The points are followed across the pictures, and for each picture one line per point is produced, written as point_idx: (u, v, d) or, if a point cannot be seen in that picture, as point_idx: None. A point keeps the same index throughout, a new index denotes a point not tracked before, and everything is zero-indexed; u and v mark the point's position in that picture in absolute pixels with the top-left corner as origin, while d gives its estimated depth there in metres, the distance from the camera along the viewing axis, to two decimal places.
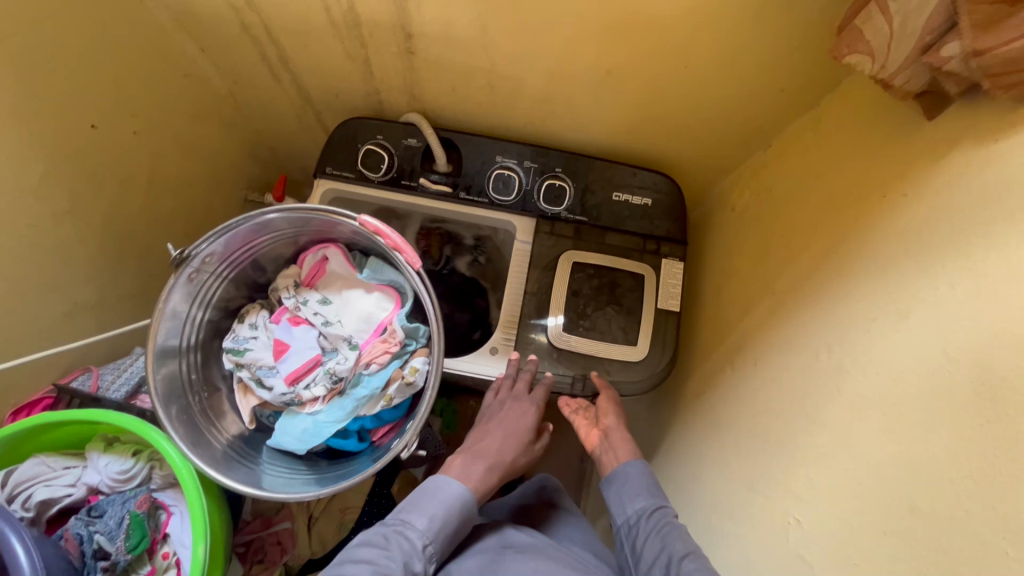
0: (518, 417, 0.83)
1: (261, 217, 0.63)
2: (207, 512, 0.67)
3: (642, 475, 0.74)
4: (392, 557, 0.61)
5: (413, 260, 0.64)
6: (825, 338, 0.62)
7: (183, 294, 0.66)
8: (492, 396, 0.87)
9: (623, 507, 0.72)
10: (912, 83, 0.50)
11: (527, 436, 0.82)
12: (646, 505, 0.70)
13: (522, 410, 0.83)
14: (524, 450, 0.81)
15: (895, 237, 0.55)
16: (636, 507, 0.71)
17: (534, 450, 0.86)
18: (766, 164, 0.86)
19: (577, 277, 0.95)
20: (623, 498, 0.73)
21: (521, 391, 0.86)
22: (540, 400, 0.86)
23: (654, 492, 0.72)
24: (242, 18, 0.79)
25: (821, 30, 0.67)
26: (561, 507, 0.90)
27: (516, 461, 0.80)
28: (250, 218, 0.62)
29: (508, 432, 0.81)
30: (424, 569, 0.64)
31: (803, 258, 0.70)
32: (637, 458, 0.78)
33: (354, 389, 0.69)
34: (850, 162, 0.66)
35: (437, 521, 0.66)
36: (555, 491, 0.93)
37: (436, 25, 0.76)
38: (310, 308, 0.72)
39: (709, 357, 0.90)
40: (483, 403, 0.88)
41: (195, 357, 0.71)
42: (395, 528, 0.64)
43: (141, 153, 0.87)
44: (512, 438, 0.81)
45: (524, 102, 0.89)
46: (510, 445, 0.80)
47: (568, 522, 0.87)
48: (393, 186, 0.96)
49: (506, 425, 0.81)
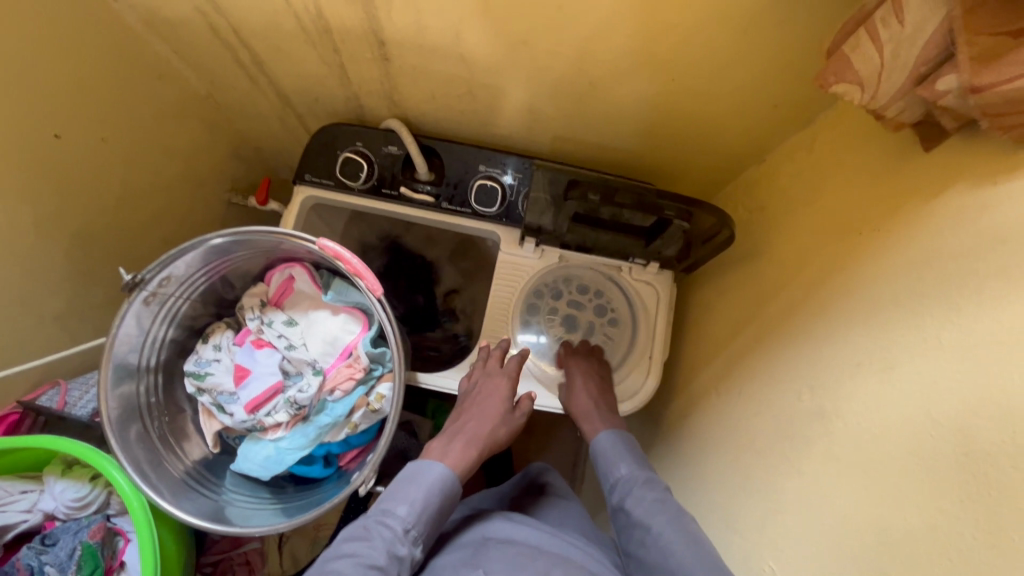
0: (491, 389, 0.78)
1: (211, 241, 0.60)
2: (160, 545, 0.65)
3: (615, 444, 0.79)
4: (374, 546, 0.60)
5: (375, 287, 0.61)
6: (807, 378, 0.59)
7: (140, 316, 0.64)
8: (464, 381, 0.82)
9: (605, 481, 0.77)
10: (906, 115, 0.45)
11: (505, 404, 0.78)
12: (623, 474, 0.75)
13: (495, 385, 0.79)
14: (502, 418, 0.77)
15: (881, 276, 0.52)
16: (613, 479, 0.75)
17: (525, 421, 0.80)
18: (760, 180, 0.82)
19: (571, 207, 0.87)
20: (606, 467, 0.78)
21: (494, 366, 0.81)
22: (513, 368, 0.81)
23: (630, 460, 0.76)
24: (210, 21, 0.76)
25: (815, 45, 0.62)
26: (552, 493, 0.85)
27: (495, 433, 0.76)
28: (199, 243, 0.59)
29: (482, 407, 0.77)
30: (410, 554, 0.62)
31: (792, 287, 0.67)
32: (612, 428, 0.82)
33: (318, 416, 0.67)
34: (843, 186, 0.62)
35: (417, 505, 0.65)
36: (540, 472, 0.90)
37: (409, 32, 0.72)
38: (275, 330, 0.70)
39: (697, 377, 0.87)
40: (458, 390, 0.83)
41: (155, 378, 0.69)
42: (375, 517, 0.64)
43: (112, 162, 0.84)
44: (488, 412, 0.76)
45: (508, 111, 0.85)
46: (485, 418, 0.76)
47: (555, 502, 0.83)
48: (374, 195, 0.93)
49: (478, 403, 0.77)
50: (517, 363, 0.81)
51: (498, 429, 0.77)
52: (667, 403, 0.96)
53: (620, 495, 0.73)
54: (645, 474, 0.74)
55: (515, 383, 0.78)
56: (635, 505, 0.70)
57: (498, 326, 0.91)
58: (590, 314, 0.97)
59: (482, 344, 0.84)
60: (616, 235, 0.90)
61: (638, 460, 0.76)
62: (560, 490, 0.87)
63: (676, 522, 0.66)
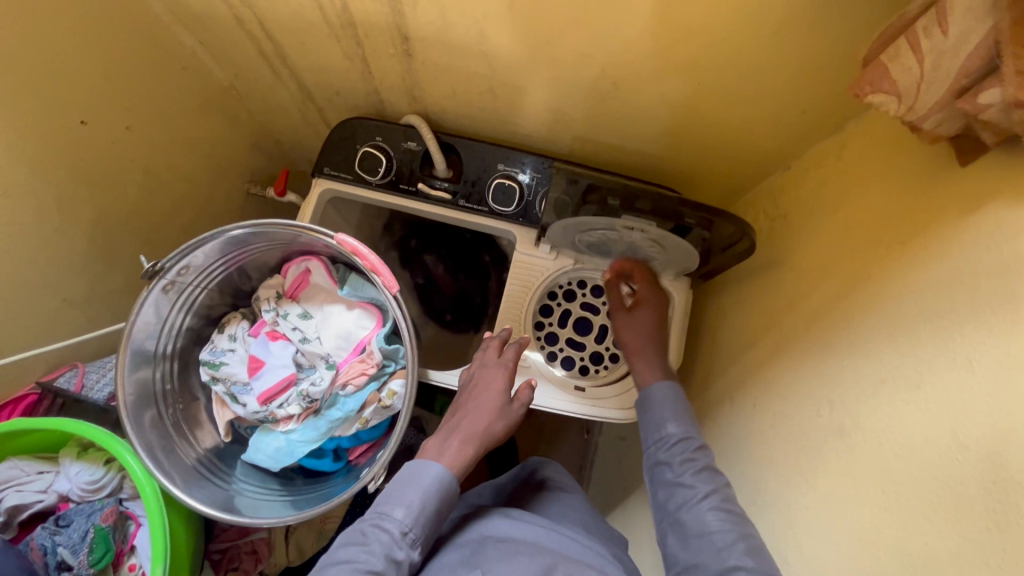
0: (487, 382, 0.76)
1: (227, 232, 0.60)
2: (169, 533, 0.66)
3: (670, 399, 0.74)
4: (371, 552, 0.60)
5: (390, 283, 0.61)
6: (826, 393, 0.58)
7: (157, 303, 0.64)
8: (465, 372, 0.80)
9: (651, 433, 0.73)
10: (943, 127, 0.44)
11: (501, 398, 0.75)
12: (672, 433, 0.70)
13: (491, 376, 0.76)
14: (498, 412, 0.74)
15: (909, 293, 0.50)
16: (662, 434, 0.71)
17: (523, 415, 0.77)
18: (783, 188, 0.81)
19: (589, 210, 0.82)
20: (656, 421, 0.72)
21: (491, 356, 0.78)
22: (510, 359, 0.78)
23: (682, 419, 0.72)
24: (236, 12, 0.77)
25: (846, 54, 0.61)
26: (552, 487, 0.84)
27: (492, 428, 0.73)
28: (215, 234, 0.59)
29: (477, 401, 0.74)
30: (408, 558, 0.62)
31: (815, 299, 0.65)
32: (667, 381, 0.77)
33: (329, 410, 0.67)
34: (871, 198, 0.60)
35: (414, 508, 0.64)
36: (538, 466, 0.88)
37: (432, 28, 0.72)
38: (290, 322, 0.70)
39: (712, 386, 0.86)
40: (459, 382, 0.81)
41: (171, 365, 0.69)
42: (372, 521, 0.63)
43: (135, 149, 0.85)
44: (484, 406, 0.74)
45: (529, 110, 0.85)
46: (478, 412, 0.73)
47: (555, 497, 0.82)
48: (392, 190, 0.94)
49: (473, 396, 0.75)
50: (514, 353, 0.78)
51: (496, 423, 0.74)
52: None
53: (669, 455, 0.69)
54: (694, 437, 0.70)
55: (512, 375, 0.76)
56: (685, 470, 0.67)
57: (511, 325, 0.92)
58: (603, 318, 0.97)
59: (487, 333, 0.82)
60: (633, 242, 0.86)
61: (688, 421, 0.72)
62: (561, 484, 0.85)
63: (715, 493, 0.64)
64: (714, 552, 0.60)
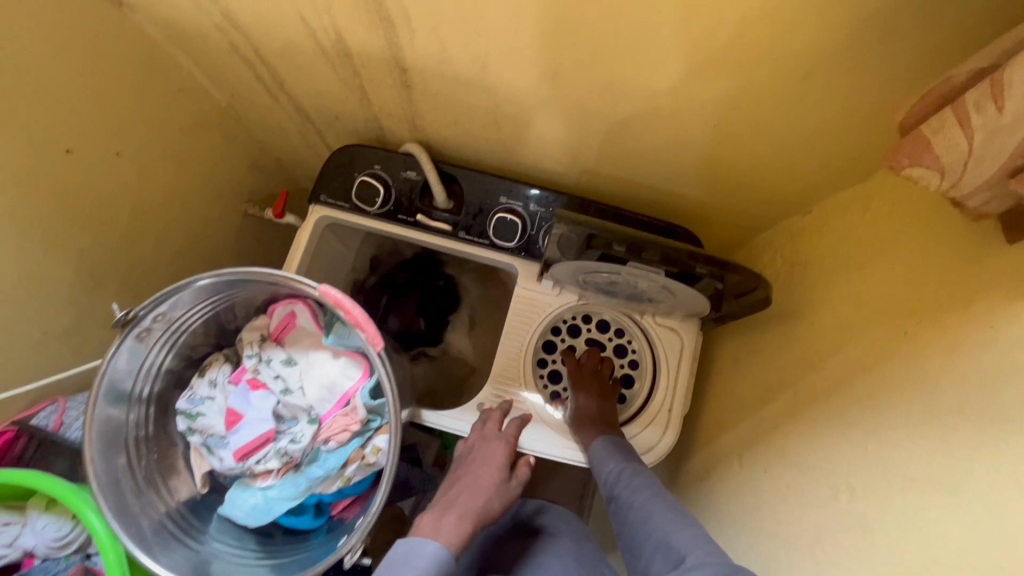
0: (484, 460, 0.73)
1: (193, 282, 0.57)
2: None
3: (613, 442, 0.79)
4: None
5: (375, 339, 0.57)
6: (846, 474, 0.54)
7: (131, 351, 0.61)
8: (463, 443, 0.78)
9: (599, 479, 0.77)
10: (992, 204, 0.39)
11: (501, 472, 0.73)
12: (611, 470, 0.75)
13: (491, 450, 0.75)
14: (496, 490, 0.71)
15: (948, 382, 0.45)
16: (604, 473, 0.76)
17: (518, 494, 0.75)
18: (800, 234, 0.76)
19: (593, 253, 0.76)
20: (597, 460, 0.77)
21: (492, 430, 0.78)
22: (511, 433, 0.77)
23: (621, 457, 0.77)
24: (229, 35, 0.74)
25: (879, 100, 0.55)
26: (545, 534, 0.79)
27: (488, 506, 0.70)
28: (180, 287, 0.55)
29: (477, 473, 0.72)
30: None
31: (837, 364, 0.60)
32: (609, 434, 0.80)
33: (309, 467, 0.63)
34: (900, 262, 0.55)
35: None
36: (533, 514, 0.84)
37: (431, 61, 0.68)
38: (272, 369, 0.67)
39: (720, 440, 0.81)
40: (454, 454, 0.79)
41: (148, 410, 0.66)
42: None
43: (125, 175, 0.82)
44: (483, 484, 0.71)
45: (533, 142, 0.80)
46: (479, 486, 0.71)
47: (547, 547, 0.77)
48: (390, 219, 0.90)
49: (473, 471, 0.73)
50: (516, 428, 0.79)
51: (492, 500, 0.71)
52: (687, 460, 0.90)
53: (617, 489, 0.74)
54: (635, 465, 0.76)
55: (513, 450, 0.75)
56: (633, 497, 0.71)
57: (510, 366, 0.87)
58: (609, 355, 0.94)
59: (488, 405, 0.84)
60: (636, 285, 0.79)
61: (630, 456, 0.78)
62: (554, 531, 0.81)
63: (667, 509, 0.68)
64: (668, 559, 0.63)
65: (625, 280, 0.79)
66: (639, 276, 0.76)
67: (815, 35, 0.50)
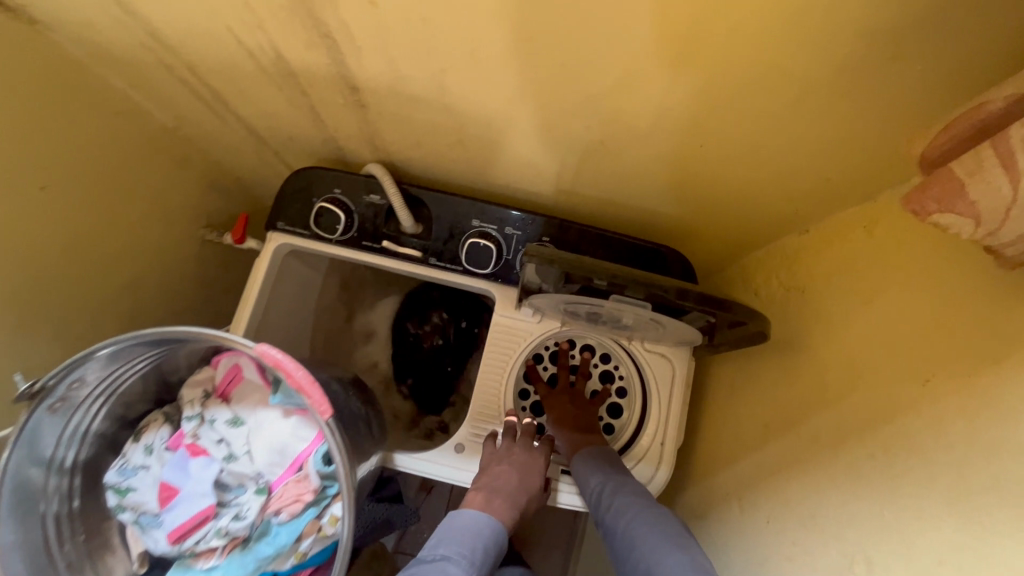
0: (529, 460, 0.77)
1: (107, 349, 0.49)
2: None
3: (598, 453, 0.75)
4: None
5: (321, 406, 0.50)
6: (863, 541, 0.48)
7: (46, 423, 0.53)
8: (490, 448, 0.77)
9: (584, 494, 0.74)
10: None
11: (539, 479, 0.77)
12: (595, 485, 0.72)
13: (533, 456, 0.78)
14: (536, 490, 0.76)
15: (979, 450, 0.40)
16: (588, 489, 0.72)
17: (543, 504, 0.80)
18: (796, 255, 0.70)
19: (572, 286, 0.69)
20: (581, 476, 0.74)
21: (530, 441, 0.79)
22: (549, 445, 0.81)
23: (604, 472, 0.73)
24: (159, 53, 0.66)
25: (885, 117, 0.49)
26: None
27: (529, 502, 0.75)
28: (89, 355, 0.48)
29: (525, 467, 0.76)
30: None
31: (844, 410, 0.54)
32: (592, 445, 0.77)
33: (258, 543, 0.57)
34: (913, 298, 0.49)
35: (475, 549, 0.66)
36: None
37: (385, 80, 0.60)
38: (214, 432, 0.60)
39: (716, 480, 0.75)
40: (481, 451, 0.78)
41: (75, 481, 0.59)
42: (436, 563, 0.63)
43: (58, 212, 0.74)
44: (528, 480, 0.76)
45: (505, 162, 0.73)
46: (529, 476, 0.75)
47: None
48: (354, 247, 0.83)
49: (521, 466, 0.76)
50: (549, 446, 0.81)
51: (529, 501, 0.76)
52: (681, 495, 0.84)
53: (601, 508, 0.70)
54: (617, 478, 0.72)
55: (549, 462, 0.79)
56: (618, 520, 0.67)
57: (488, 402, 0.81)
58: (595, 382, 0.88)
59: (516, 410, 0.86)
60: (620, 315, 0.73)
61: (612, 466, 0.74)
62: None
63: (653, 532, 0.64)
64: None
65: (608, 310, 0.73)
66: (624, 308, 0.70)
67: (813, 46, 0.43)
